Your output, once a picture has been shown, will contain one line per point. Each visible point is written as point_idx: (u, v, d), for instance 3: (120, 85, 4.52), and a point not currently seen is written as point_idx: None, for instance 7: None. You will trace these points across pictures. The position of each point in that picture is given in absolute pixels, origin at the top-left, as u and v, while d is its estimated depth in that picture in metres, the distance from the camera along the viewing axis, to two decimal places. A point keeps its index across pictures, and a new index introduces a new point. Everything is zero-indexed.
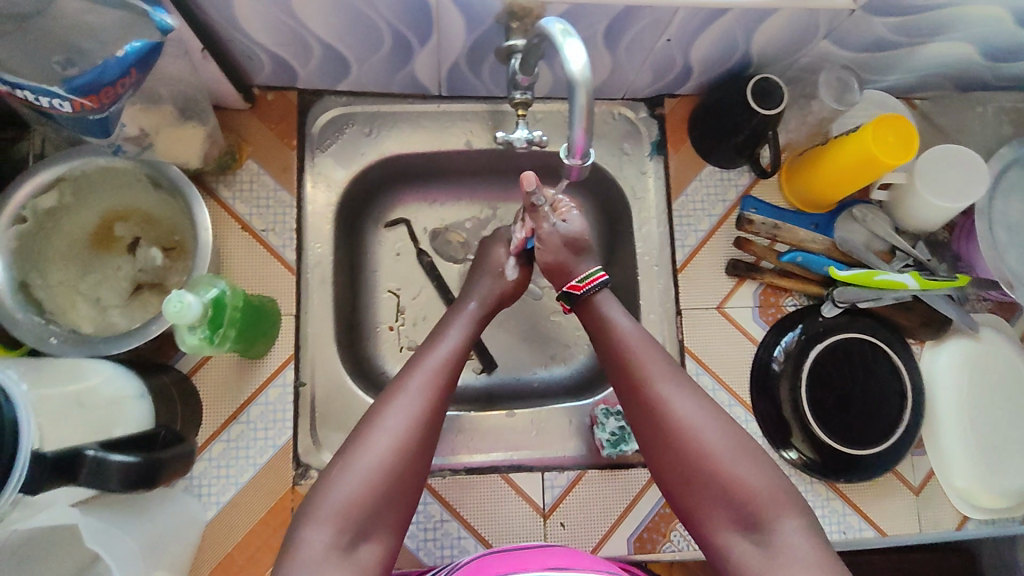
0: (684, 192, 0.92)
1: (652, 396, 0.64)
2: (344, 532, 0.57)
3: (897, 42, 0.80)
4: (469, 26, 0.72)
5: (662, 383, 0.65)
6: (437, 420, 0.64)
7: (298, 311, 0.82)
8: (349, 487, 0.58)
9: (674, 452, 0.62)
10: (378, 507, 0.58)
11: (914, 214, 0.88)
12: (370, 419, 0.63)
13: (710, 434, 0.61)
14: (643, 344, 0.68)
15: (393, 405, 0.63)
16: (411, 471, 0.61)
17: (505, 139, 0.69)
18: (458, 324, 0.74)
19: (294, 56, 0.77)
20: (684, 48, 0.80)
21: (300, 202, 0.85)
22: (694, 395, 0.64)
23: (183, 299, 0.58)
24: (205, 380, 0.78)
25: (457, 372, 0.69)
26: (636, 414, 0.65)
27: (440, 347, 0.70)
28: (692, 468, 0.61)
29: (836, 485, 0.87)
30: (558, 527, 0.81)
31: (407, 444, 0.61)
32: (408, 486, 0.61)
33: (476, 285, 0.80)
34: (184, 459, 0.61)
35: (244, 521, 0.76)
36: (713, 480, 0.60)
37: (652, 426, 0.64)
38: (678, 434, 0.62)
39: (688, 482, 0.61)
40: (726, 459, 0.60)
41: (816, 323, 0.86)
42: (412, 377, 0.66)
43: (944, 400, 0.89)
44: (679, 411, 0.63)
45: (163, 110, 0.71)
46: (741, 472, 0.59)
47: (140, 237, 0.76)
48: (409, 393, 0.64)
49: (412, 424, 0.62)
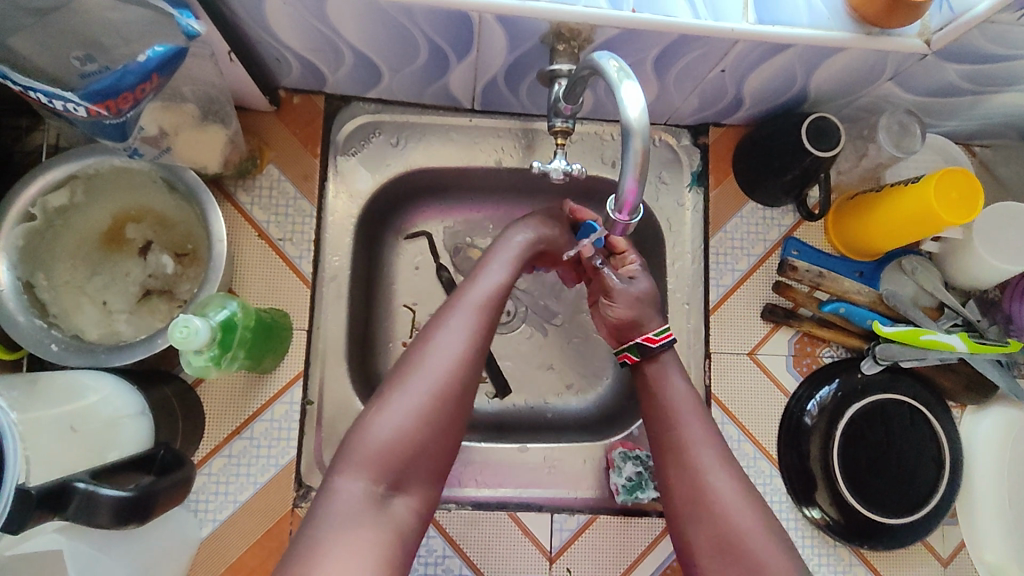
0: (722, 228, 0.87)
1: (690, 465, 0.61)
2: (381, 482, 0.56)
3: (966, 89, 0.75)
4: (512, 44, 0.67)
5: (707, 452, 0.62)
6: (480, 359, 0.62)
7: (310, 326, 0.79)
8: (389, 427, 0.57)
9: (704, 525, 0.58)
10: (415, 455, 0.57)
11: (968, 272, 0.83)
12: (414, 357, 0.61)
13: (742, 514, 0.58)
14: (693, 409, 0.65)
15: (437, 344, 0.61)
16: (454, 411, 0.59)
17: (541, 168, 0.65)
18: (504, 253, 0.71)
19: (323, 62, 0.73)
20: (737, 80, 0.75)
21: (320, 211, 0.82)
22: (737, 470, 0.61)
23: (190, 323, 0.54)
24: (209, 392, 0.75)
25: (501, 310, 0.66)
26: (670, 479, 0.62)
27: (485, 281, 0.67)
28: (722, 544, 0.57)
29: (860, 550, 0.82)
30: (564, 572, 0.78)
31: (450, 385, 0.59)
32: (448, 434, 0.59)
33: (526, 218, 0.75)
34: (180, 487, 0.57)
35: (240, 542, 0.73)
36: (741, 561, 0.56)
37: (685, 494, 0.60)
38: (710, 507, 0.59)
39: (716, 557, 0.57)
40: (758, 541, 0.56)
41: (854, 379, 0.81)
42: (458, 314, 0.64)
43: (983, 469, 0.84)
44: (716, 485, 0.59)
45: (186, 109, 0.67)
46: (772, 557, 0.55)
47: (151, 240, 0.72)
48: (452, 330, 0.62)
49: (456, 363, 0.60)
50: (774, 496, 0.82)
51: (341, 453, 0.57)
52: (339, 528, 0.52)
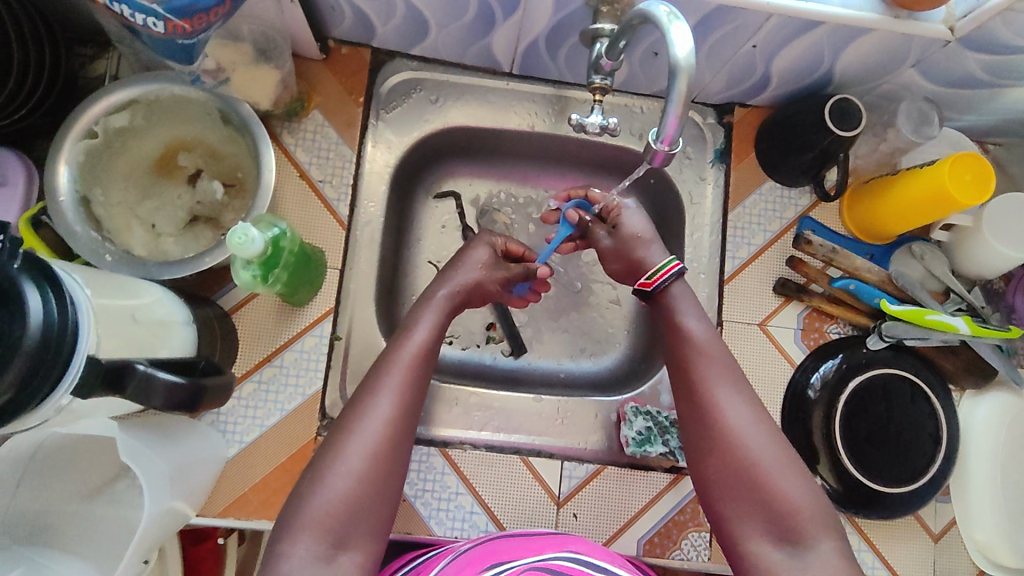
0: (742, 203, 0.91)
1: (708, 399, 0.64)
2: (325, 539, 0.55)
3: (984, 81, 0.78)
4: (558, 5, 0.71)
5: (721, 386, 0.64)
6: (411, 418, 0.63)
7: (343, 266, 0.82)
8: (325, 497, 0.56)
9: (719, 455, 0.61)
10: (354, 514, 0.57)
11: (975, 259, 0.86)
12: (347, 420, 0.61)
13: (756, 444, 0.60)
14: (711, 348, 0.67)
15: (369, 408, 0.62)
16: (391, 464, 0.60)
17: (579, 122, 0.69)
18: (431, 310, 0.73)
19: (376, 12, 0.77)
20: (767, 57, 0.79)
21: (359, 158, 0.85)
22: (750, 404, 0.63)
23: (247, 232, 0.57)
24: (244, 320, 0.78)
25: (429, 368, 0.68)
26: (686, 413, 0.65)
27: (412, 340, 0.68)
28: (737, 474, 0.60)
29: (855, 519, 0.85)
30: (571, 517, 0.81)
31: (384, 444, 0.60)
32: (388, 488, 0.60)
33: (446, 277, 0.77)
34: (224, 393, 0.61)
35: (265, 464, 0.76)
36: (756, 488, 0.59)
37: (702, 427, 0.63)
38: (726, 441, 0.61)
39: (731, 485, 0.60)
40: (772, 470, 0.59)
41: (858, 354, 0.85)
42: (387, 376, 0.64)
43: (977, 452, 0.87)
44: (732, 418, 0.62)
45: (241, 47, 0.71)
46: (785, 486, 0.58)
47: (202, 169, 0.77)
48: (382, 393, 0.63)
49: (388, 424, 0.61)
50: None
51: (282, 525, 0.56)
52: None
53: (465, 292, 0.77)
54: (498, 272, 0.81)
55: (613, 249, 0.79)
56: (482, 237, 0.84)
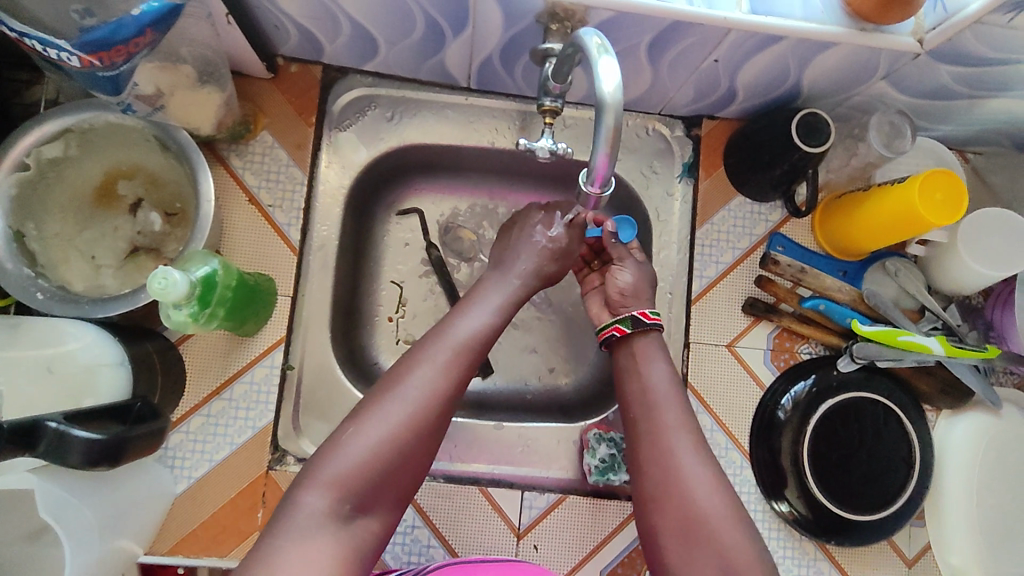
0: (709, 220, 0.88)
1: (662, 451, 0.63)
2: (345, 501, 0.53)
3: (959, 93, 0.75)
4: (507, 22, 0.68)
5: (678, 436, 0.63)
6: (459, 394, 0.61)
7: (295, 293, 0.80)
8: (361, 450, 0.55)
9: (671, 508, 0.60)
10: (384, 476, 0.55)
11: (951, 276, 0.83)
12: (392, 382, 0.59)
13: (708, 499, 0.59)
14: (671, 396, 0.66)
15: (416, 374, 0.60)
16: (432, 431, 0.58)
17: (528, 146, 0.65)
18: (494, 291, 0.72)
19: (322, 31, 0.74)
20: (731, 71, 0.75)
21: (311, 179, 0.82)
22: (707, 456, 0.62)
23: (169, 274, 0.55)
24: (191, 352, 0.76)
25: (483, 347, 0.66)
26: (643, 459, 0.63)
27: (471, 318, 0.67)
28: (688, 528, 0.59)
29: (826, 546, 0.83)
30: (532, 549, 0.79)
31: (429, 411, 0.58)
32: (418, 459, 0.57)
33: (512, 253, 0.76)
34: (153, 438, 0.61)
35: (214, 500, 0.74)
36: (710, 545, 0.57)
37: (654, 480, 0.62)
38: (677, 492, 0.60)
39: (680, 537, 0.59)
40: (723, 526, 0.58)
41: (830, 376, 0.82)
42: (439, 348, 0.62)
43: (954, 474, 0.84)
44: (687, 470, 0.61)
45: (182, 70, 0.67)
46: (737, 543, 0.57)
47: (142, 198, 0.74)
48: (431, 364, 0.61)
49: (434, 393, 0.59)
50: (744, 486, 0.83)
51: (305, 473, 0.54)
52: (293, 545, 0.49)
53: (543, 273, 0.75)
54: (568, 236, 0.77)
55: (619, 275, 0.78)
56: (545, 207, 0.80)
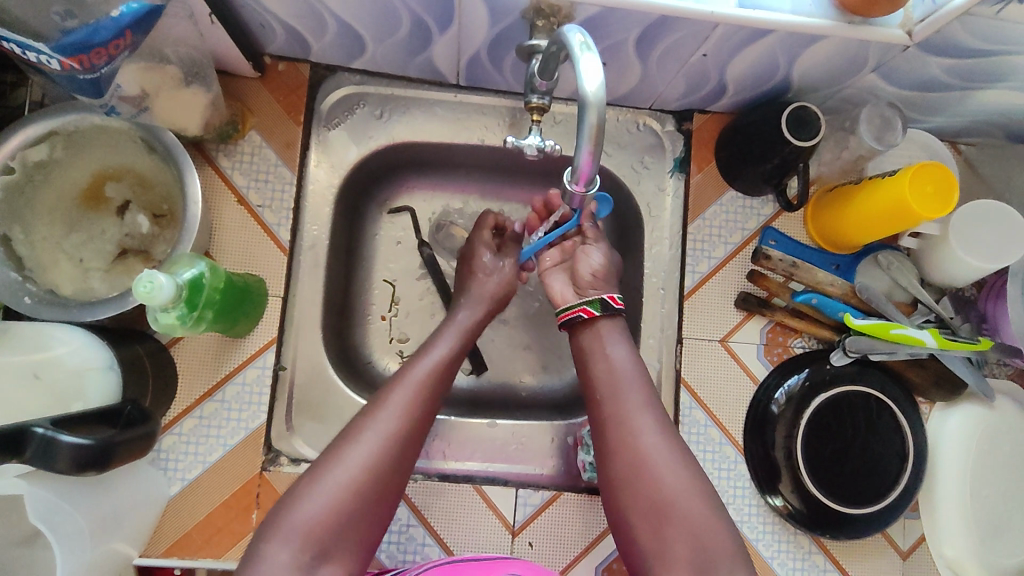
0: (701, 214, 0.87)
1: (626, 431, 0.64)
2: (308, 549, 0.53)
3: (950, 84, 0.75)
4: (493, 19, 0.67)
5: (640, 415, 0.65)
6: (419, 435, 0.63)
7: (286, 293, 0.80)
8: (322, 499, 0.55)
9: (637, 486, 0.61)
10: (347, 522, 0.56)
11: (943, 269, 0.83)
12: (353, 428, 0.61)
13: (673, 476, 0.61)
14: (633, 377, 0.68)
15: (375, 419, 0.61)
16: (392, 473, 0.59)
17: (515, 144, 0.65)
18: (450, 334, 0.74)
19: (308, 29, 0.74)
20: (720, 65, 0.75)
21: (301, 179, 0.82)
22: (668, 433, 0.64)
23: (155, 278, 0.55)
24: (182, 354, 0.76)
25: (441, 393, 0.67)
26: (609, 446, 0.65)
27: (429, 360, 0.69)
28: (655, 508, 0.60)
29: (821, 539, 0.83)
30: (526, 546, 0.79)
31: (388, 455, 0.60)
32: (379, 506, 0.58)
33: (467, 294, 0.80)
34: (146, 440, 0.60)
35: (208, 501, 0.74)
36: (676, 521, 0.59)
37: (620, 461, 0.63)
38: (642, 470, 0.62)
39: (649, 519, 0.60)
40: (688, 503, 0.59)
41: (824, 370, 0.82)
42: (397, 391, 0.64)
43: (948, 466, 0.84)
44: (651, 449, 0.63)
45: (168, 71, 0.68)
46: (702, 518, 0.59)
47: (130, 200, 0.74)
48: (389, 407, 0.62)
49: (393, 437, 0.60)
50: (738, 481, 0.83)
51: (271, 523, 0.55)
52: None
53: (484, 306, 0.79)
54: (507, 263, 0.82)
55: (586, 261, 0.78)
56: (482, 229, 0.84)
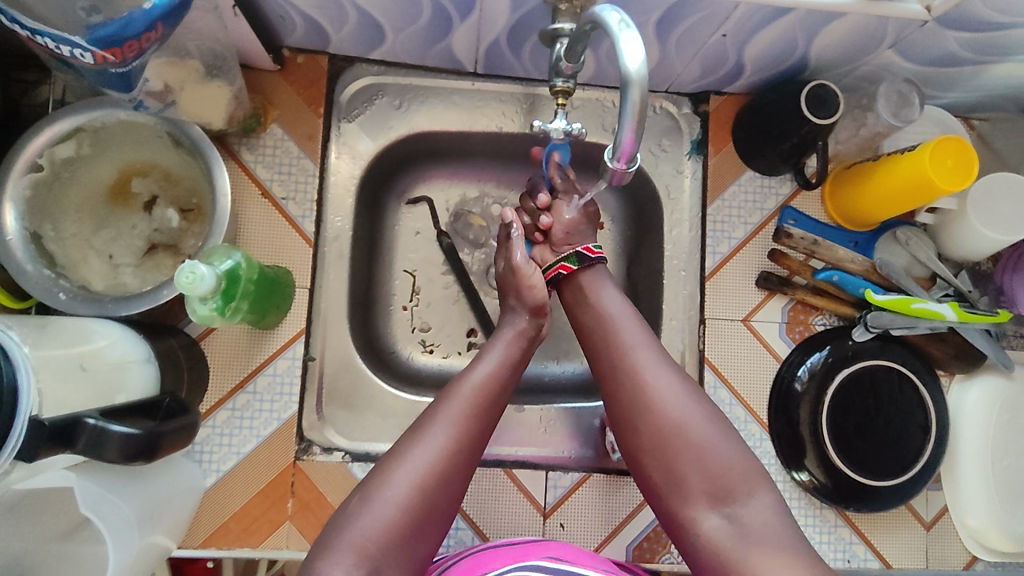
0: (720, 196, 0.88)
1: (628, 370, 0.64)
2: (362, 565, 0.52)
3: (966, 59, 0.75)
4: (515, 5, 0.68)
5: (641, 351, 0.65)
6: (472, 450, 0.61)
7: (313, 285, 0.80)
8: (374, 519, 0.55)
9: (645, 421, 0.61)
10: (400, 541, 0.55)
11: (961, 242, 0.84)
12: (399, 447, 0.59)
13: (677, 407, 0.61)
14: (630, 318, 0.68)
15: (423, 436, 0.60)
16: (444, 489, 0.58)
17: (541, 128, 0.66)
18: (501, 344, 0.71)
19: (329, 20, 0.74)
20: (739, 45, 0.75)
21: (322, 171, 0.82)
22: (669, 366, 0.64)
23: (196, 269, 0.55)
24: (213, 347, 0.76)
25: (495, 405, 0.65)
26: (612, 386, 0.65)
27: (478, 369, 0.67)
28: (666, 441, 0.59)
29: (846, 512, 0.84)
30: (558, 527, 0.80)
31: (439, 474, 0.58)
32: (432, 521, 0.57)
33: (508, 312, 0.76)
34: (184, 433, 0.61)
35: (243, 491, 0.75)
36: (686, 449, 0.59)
37: (627, 400, 0.63)
38: (649, 403, 0.61)
39: (658, 452, 0.60)
40: (697, 430, 0.59)
41: (845, 346, 0.83)
42: (445, 406, 0.62)
43: (969, 438, 0.86)
44: (654, 383, 0.62)
45: (190, 64, 0.67)
46: (711, 445, 0.58)
47: (156, 195, 0.74)
48: (437, 425, 0.60)
49: (443, 454, 0.59)
50: (764, 458, 0.84)
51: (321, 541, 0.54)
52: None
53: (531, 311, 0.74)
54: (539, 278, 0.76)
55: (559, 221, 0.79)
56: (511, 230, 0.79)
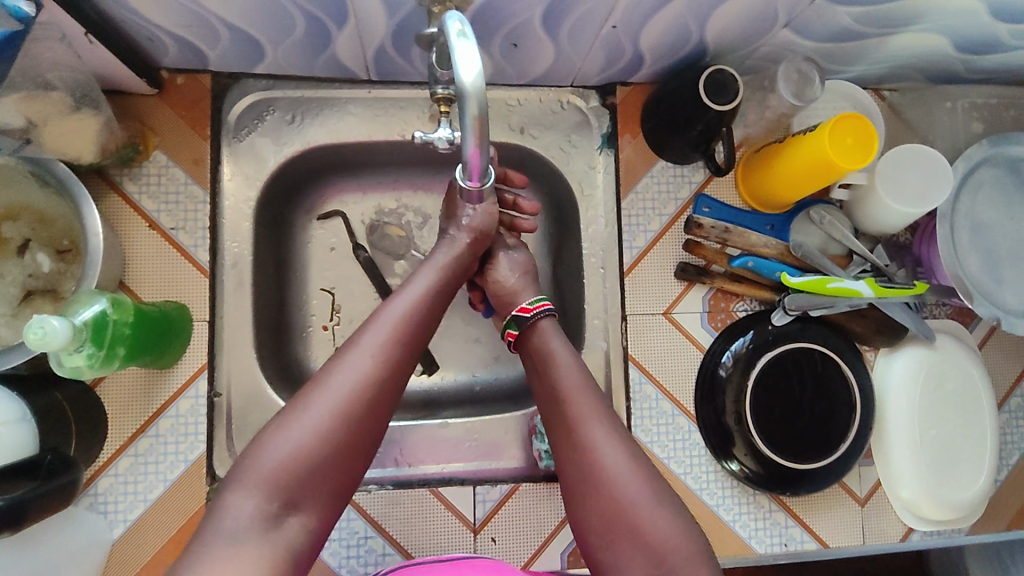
0: (634, 188, 0.86)
1: (579, 445, 0.61)
2: (274, 497, 0.50)
3: (862, 33, 0.74)
4: (389, 10, 0.65)
5: (594, 424, 0.62)
6: (398, 374, 0.59)
7: (213, 317, 0.77)
8: (293, 440, 0.52)
9: (597, 503, 0.58)
10: (319, 468, 0.52)
11: (874, 218, 0.83)
12: (322, 373, 0.56)
13: (628, 488, 0.58)
14: (581, 384, 0.65)
15: (344, 361, 0.57)
16: (369, 419, 0.55)
17: (424, 139, 0.62)
18: (432, 269, 0.69)
19: (200, 38, 0.70)
20: (632, 35, 0.73)
21: (215, 196, 0.78)
22: (622, 443, 0.61)
23: (48, 322, 0.52)
24: (109, 393, 0.73)
25: (423, 327, 0.63)
26: (562, 458, 0.62)
27: (407, 297, 0.64)
28: (611, 521, 0.57)
29: (780, 497, 0.84)
30: (490, 541, 0.78)
31: (362, 397, 0.55)
32: (358, 441, 0.55)
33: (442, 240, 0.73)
34: (53, 498, 0.58)
35: (154, 539, 0.72)
36: (633, 538, 0.56)
37: (578, 478, 0.60)
38: (602, 485, 0.59)
39: (606, 535, 0.58)
40: (644, 513, 0.57)
41: (766, 331, 0.82)
42: (370, 332, 0.59)
43: (895, 409, 0.86)
44: (607, 463, 0.59)
45: (53, 97, 0.63)
46: (658, 530, 0.56)
47: (30, 238, 0.69)
48: (364, 343, 0.58)
49: (366, 378, 0.56)
50: (694, 450, 0.84)
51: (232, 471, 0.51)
52: (219, 546, 0.47)
53: (471, 248, 0.72)
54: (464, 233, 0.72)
55: (508, 264, 0.77)
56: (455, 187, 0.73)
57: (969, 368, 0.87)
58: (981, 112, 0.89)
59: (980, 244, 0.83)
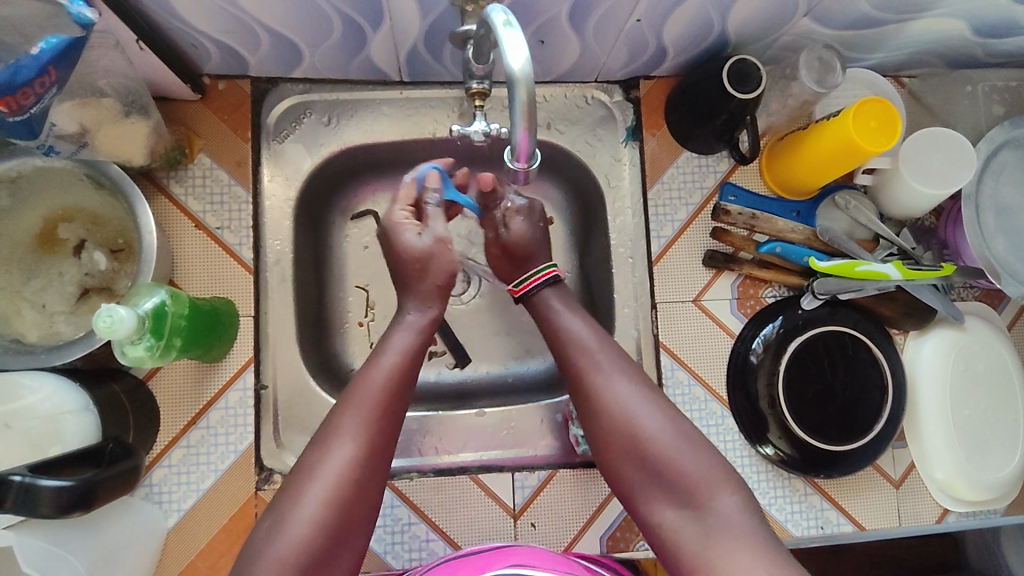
0: (659, 179, 0.88)
1: (592, 386, 0.64)
2: None
3: (883, 19, 0.75)
4: (423, 11, 0.67)
5: (602, 366, 0.65)
6: (381, 458, 0.59)
7: (257, 312, 0.79)
8: (287, 542, 0.53)
9: (617, 436, 0.62)
10: (321, 560, 0.54)
11: (898, 201, 0.84)
12: (305, 463, 0.57)
13: (645, 416, 0.61)
14: (586, 332, 0.68)
15: (326, 452, 0.57)
16: (355, 508, 0.56)
17: (461, 132, 0.64)
18: (405, 334, 0.67)
19: (242, 44, 0.73)
20: (656, 28, 0.75)
21: (256, 196, 0.81)
22: (633, 378, 0.64)
23: (115, 312, 0.57)
24: (161, 386, 0.76)
25: (403, 400, 0.63)
26: (580, 403, 0.66)
27: (382, 367, 0.63)
28: (633, 453, 0.61)
29: (815, 480, 0.85)
30: (530, 527, 0.80)
31: (347, 488, 0.56)
32: (354, 526, 0.56)
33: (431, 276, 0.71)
34: (123, 479, 0.61)
35: (208, 527, 0.74)
36: (653, 464, 0.60)
37: (594, 418, 0.64)
38: (618, 419, 0.62)
39: (633, 464, 0.61)
40: (664, 442, 0.60)
41: (796, 316, 0.83)
42: (348, 415, 0.59)
43: (928, 392, 0.86)
44: (618, 396, 0.63)
45: (105, 103, 0.66)
46: (676, 453, 0.59)
47: (86, 239, 0.72)
48: (343, 432, 0.58)
49: (350, 468, 0.57)
50: (728, 435, 0.85)
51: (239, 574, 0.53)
52: None
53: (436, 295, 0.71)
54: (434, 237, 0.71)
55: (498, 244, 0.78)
56: (390, 218, 0.72)
57: (1000, 348, 0.87)
58: (1003, 95, 0.90)
59: (1007, 226, 0.84)
